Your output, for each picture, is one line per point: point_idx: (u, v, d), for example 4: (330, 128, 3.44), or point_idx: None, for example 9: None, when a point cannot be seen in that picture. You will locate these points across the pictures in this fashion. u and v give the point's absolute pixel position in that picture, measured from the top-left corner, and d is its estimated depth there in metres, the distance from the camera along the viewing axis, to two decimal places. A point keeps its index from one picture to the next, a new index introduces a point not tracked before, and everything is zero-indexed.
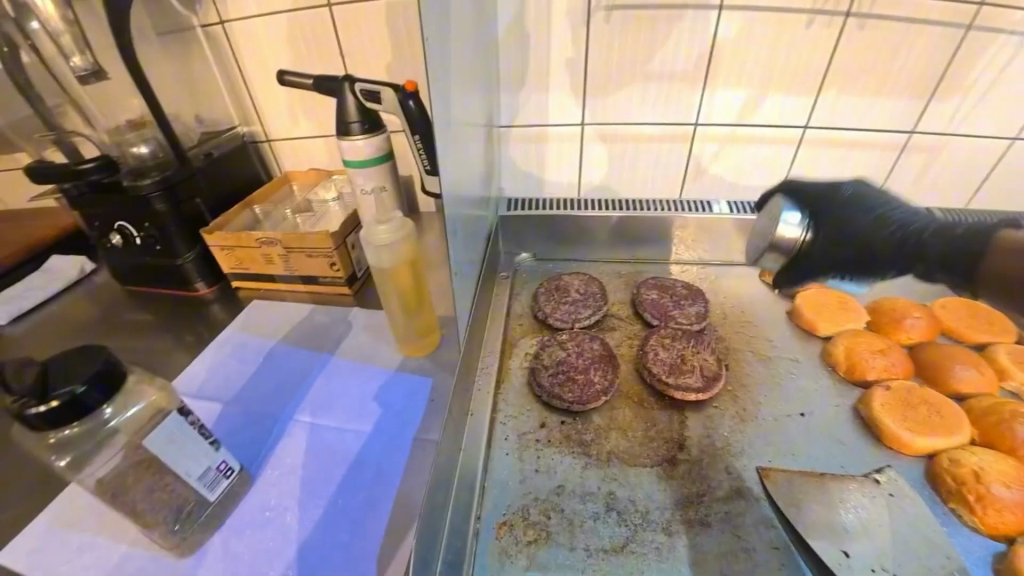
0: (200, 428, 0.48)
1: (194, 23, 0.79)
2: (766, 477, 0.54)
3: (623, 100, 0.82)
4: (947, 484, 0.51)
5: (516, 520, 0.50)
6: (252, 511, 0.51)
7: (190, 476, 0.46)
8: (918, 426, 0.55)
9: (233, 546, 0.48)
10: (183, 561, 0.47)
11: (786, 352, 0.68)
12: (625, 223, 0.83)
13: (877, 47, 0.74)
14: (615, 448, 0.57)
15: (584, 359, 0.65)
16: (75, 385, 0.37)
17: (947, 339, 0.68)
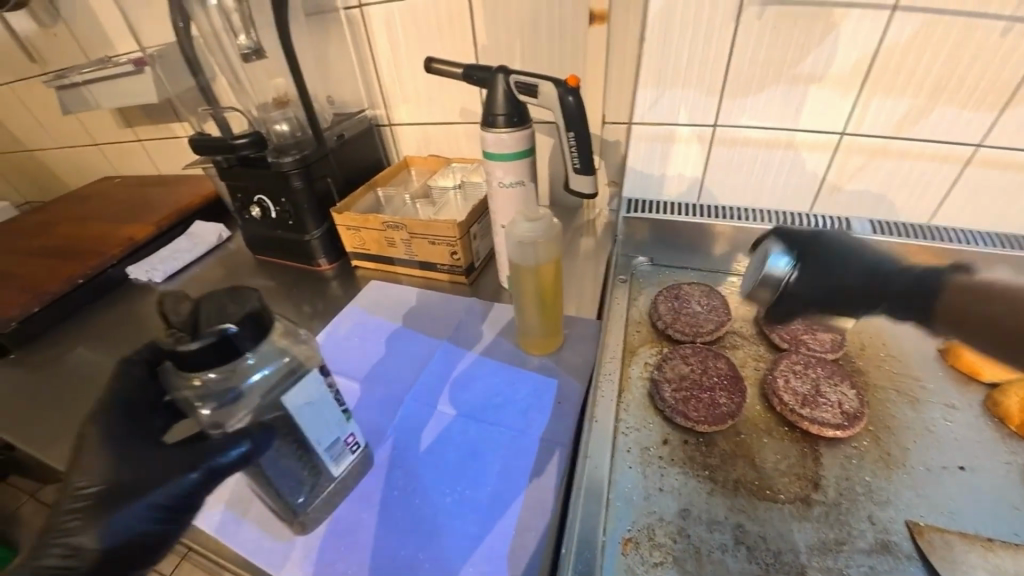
0: (336, 393, 0.49)
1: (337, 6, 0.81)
2: (918, 534, 0.49)
3: (764, 105, 0.76)
4: None
5: (641, 538, 0.48)
6: (381, 489, 0.53)
7: (319, 444, 0.47)
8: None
9: (365, 521, 0.50)
10: (319, 529, 0.50)
11: (941, 396, 0.61)
12: (752, 235, 0.78)
13: None
14: (742, 477, 0.54)
15: (709, 378, 0.62)
16: (226, 325, 0.38)
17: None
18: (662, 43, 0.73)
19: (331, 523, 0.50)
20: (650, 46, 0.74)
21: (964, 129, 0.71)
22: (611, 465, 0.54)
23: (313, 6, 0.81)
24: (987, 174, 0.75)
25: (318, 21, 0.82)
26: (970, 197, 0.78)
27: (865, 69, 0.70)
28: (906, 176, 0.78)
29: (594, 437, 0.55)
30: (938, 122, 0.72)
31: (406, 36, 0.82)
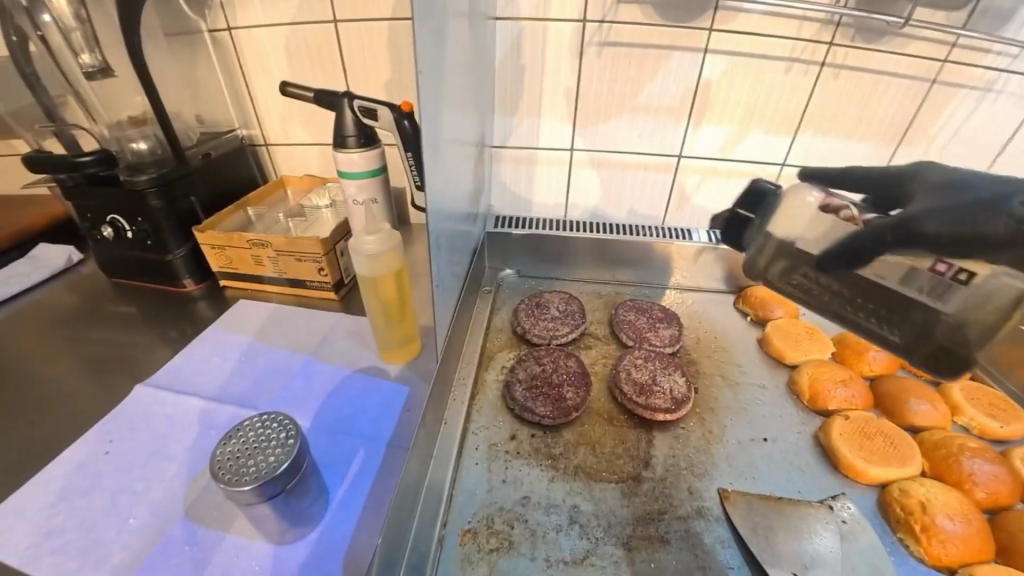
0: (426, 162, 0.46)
1: (202, 27, 0.82)
2: (725, 498, 0.56)
3: (612, 131, 0.86)
4: (895, 514, 0.53)
5: (480, 528, 0.51)
6: (221, 507, 0.52)
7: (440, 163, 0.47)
8: (871, 454, 0.58)
9: (201, 538, 0.49)
10: (146, 552, 0.48)
11: (754, 379, 0.70)
12: (607, 246, 0.85)
13: (853, 94, 0.78)
14: (583, 463, 0.59)
15: (559, 375, 0.66)
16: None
17: (907, 372, 0.71)
18: (517, 72, 0.82)
19: (160, 543, 0.48)
20: (505, 74, 0.82)
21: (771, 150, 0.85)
22: (457, 463, 0.57)
23: (176, 27, 0.81)
24: None
25: (182, 41, 0.82)
26: None
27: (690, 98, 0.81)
28: (733, 192, 0.90)
29: (441, 436, 0.58)
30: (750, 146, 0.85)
31: (276, 59, 0.84)
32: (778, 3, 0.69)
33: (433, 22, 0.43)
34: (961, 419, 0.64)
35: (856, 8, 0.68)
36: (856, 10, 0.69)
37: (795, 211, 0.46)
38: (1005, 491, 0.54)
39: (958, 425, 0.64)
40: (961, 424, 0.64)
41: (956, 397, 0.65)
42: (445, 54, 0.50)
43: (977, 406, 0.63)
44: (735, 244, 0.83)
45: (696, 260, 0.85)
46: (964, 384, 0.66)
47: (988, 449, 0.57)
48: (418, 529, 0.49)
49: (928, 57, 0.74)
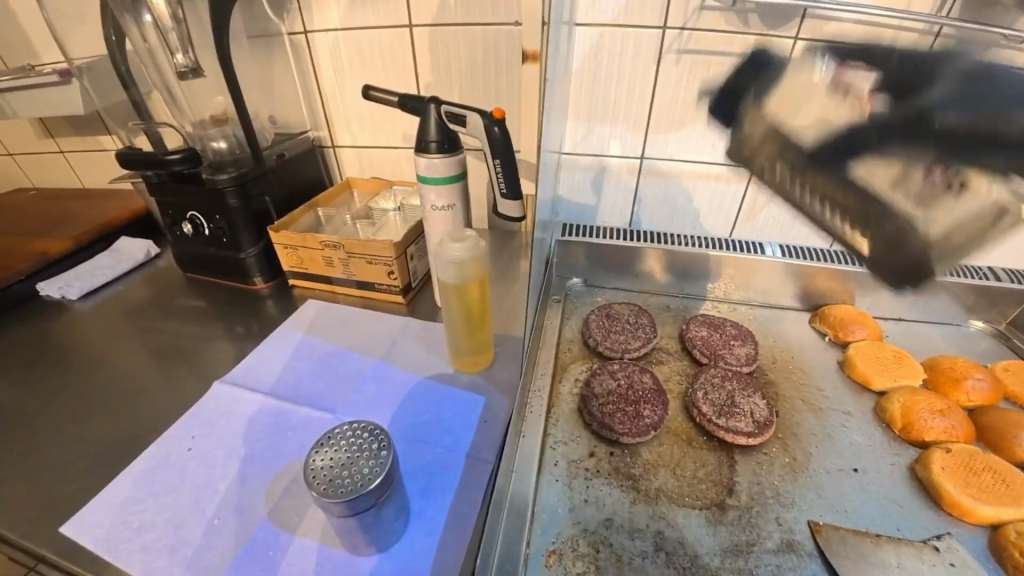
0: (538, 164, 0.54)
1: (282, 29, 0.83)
2: (817, 532, 0.51)
3: (685, 139, 0.83)
4: (1014, 559, 0.49)
5: (565, 549, 0.49)
6: (303, 510, 0.51)
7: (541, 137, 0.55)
8: (982, 492, 0.54)
9: (285, 542, 0.49)
10: (234, 553, 0.48)
11: (839, 405, 0.67)
12: (677, 258, 0.83)
13: None
14: (664, 485, 0.55)
15: (635, 391, 0.63)
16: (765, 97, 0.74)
17: (1010, 404, 0.66)
18: (591, 79, 0.81)
19: (247, 543, 0.48)
20: (579, 81, 0.81)
21: None
22: (536, 478, 0.55)
23: (258, 29, 0.83)
24: None
25: (264, 44, 0.83)
26: None
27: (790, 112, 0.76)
28: None
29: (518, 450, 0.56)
30: None
31: (350, 61, 0.84)
32: (879, 13, 0.66)
33: None
34: None
35: (963, 19, 0.65)
36: (963, 21, 0.65)
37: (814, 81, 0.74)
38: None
39: None
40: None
41: None
42: None
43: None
44: (814, 261, 0.80)
45: (770, 276, 0.82)
46: None
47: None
48: (503, 545, 0.48)
49: None
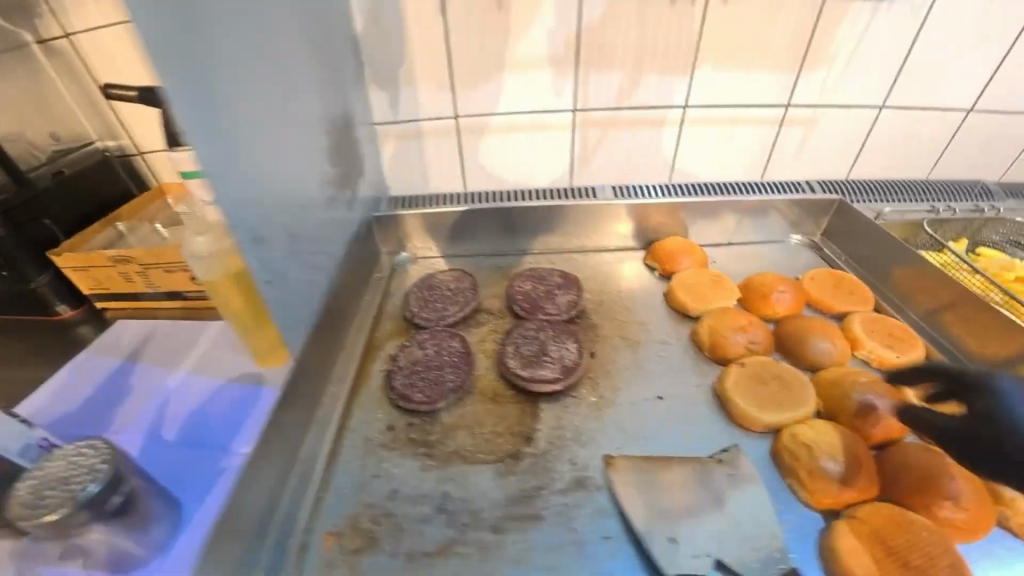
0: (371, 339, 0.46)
1: (25, 36, 0.73)
2: (609, 465, 0.51)
3: (493, 91, 0.82)
4: (783, 461, 0.52)
5: (346, 530, 0.48)
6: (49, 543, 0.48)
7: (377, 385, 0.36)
8: (767, 402, 0.56)
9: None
10: None
11: (657, 335, 0.67)
12: (506, 215, 0.81)
13: (751, 20, 0.77)
14: (459, 447, 0.54)
15: (442, 357, 0.62)
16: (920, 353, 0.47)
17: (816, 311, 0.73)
18: (387, 43, 0.77)
19: None
20: (374, 47, 0.77)
21: (668, 91, 0.82)
22: (330, 463, 0.53)
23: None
24: (703, 132, 0.89)
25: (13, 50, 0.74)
26: (693, 155, 0.91)
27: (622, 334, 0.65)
28: (636, 142, 0.88)
29: (309, 439, 0.55)
30: (644, 93, 0.82)
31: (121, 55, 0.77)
32: None
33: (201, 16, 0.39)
34: (862, 352, 0.65)
35: None
36: None
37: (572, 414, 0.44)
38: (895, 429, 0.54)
39: (859, 359, 0.65)
40: (862, 357, 0.65)
41: (857, 331, 0.66)
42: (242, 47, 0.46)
43: (875, 341, 0.64)
44: (642, 196, 0.80)
45: (601, 219, 0.82)
46: (865, 317, 0.68)
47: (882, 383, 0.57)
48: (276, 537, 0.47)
49: None
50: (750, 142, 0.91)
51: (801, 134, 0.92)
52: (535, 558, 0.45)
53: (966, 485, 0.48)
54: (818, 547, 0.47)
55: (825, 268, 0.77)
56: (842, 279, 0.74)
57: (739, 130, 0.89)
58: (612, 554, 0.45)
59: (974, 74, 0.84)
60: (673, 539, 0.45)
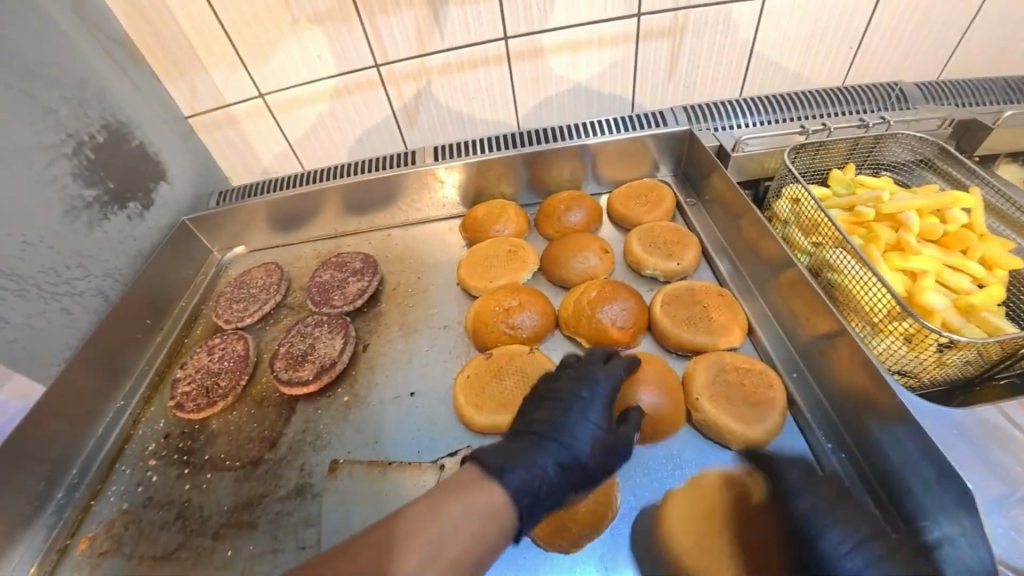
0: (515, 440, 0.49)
1: None
2: (331, 472, 0.50)
3: (286, 58, 0.73)
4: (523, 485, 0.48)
5: (100, 533, 0.52)
6: None
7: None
8: (496, 404, 0.52)
9: None
10: None
11: (440, 320, 0.64)
12: (323, 197, 0.78)
13: None
14: (215, 452, 0.56)
15: (223, 363, 0.63)
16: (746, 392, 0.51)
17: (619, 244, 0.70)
18: (149, 20, 0.68)
19: None
20: (139, 29, 0.69)
21: (477, 24, 0.71)
22: (105, 473, 0.57)
23: None
24: (539, 65, 0.76)
25: None
26: (536, 94, 0.80)
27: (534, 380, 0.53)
28: (461, 90, 0.78)
29: (85, 453, 0.58)
30: (449, 32, 0.72)
31: None
32: None
33: None
34: (648, 270, 0.64)
35: None
36: None
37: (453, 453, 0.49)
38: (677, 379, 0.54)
39: (648, 275, 0.65)
40: (650, 273, 0.65)
41: (638, 252, 0.65)
42: None
43: (655, 255, 0.64)
44: (463, 156, 0.76)
45: (419, 185, 0.77)
46: (649, 235, 0.67)
47: (620, 296, 0.58)
48: (34, 542, 0.52)
49: None
50: (602, 70, 0.77)
51: (668, 52, 0.76)
52: (239, 565, 0.47)
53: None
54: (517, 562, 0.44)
55: (631, 188, 0.73)
56: (666, 224, 0.68)
57: (585, 58, 0.75)
58: (305, 561, 0.46)
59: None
60: None
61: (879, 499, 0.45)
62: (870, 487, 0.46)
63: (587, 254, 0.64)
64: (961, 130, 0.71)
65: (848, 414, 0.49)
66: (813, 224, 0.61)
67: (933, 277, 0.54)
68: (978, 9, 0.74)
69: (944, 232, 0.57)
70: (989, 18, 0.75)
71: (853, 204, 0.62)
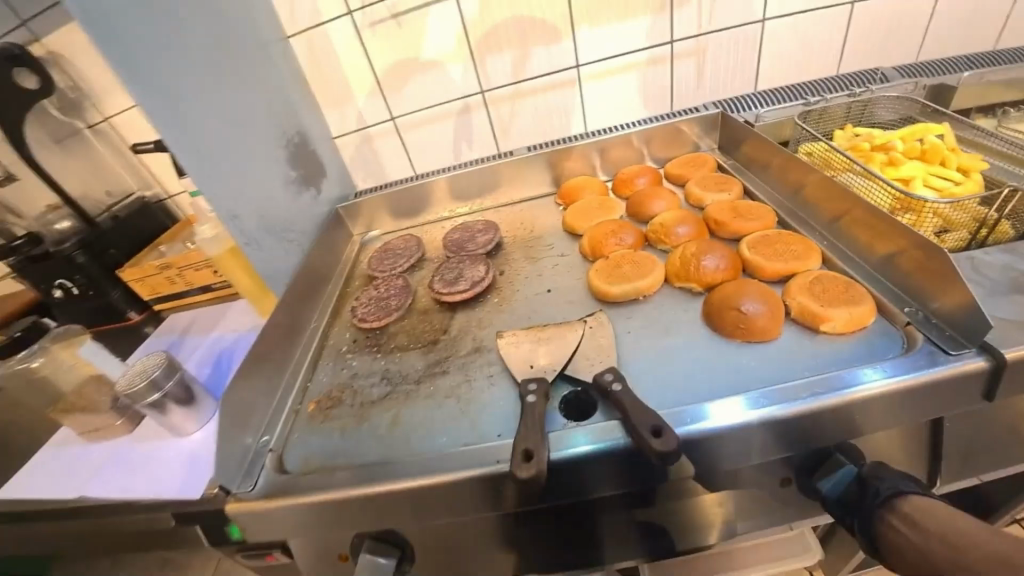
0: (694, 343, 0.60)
1: (82, 126, 0.98)
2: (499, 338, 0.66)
3: (418, 89, 1.01)
4: (714, 325, 0.62)
5: (327, 397, 0.70)
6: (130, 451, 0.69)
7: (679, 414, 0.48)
8: (619, 279, 0.69)
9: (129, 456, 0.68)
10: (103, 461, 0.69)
11: (554, 251, 0.83)
12: (447, 184, 1.02)
13: None
14: (401, 342, 0.75)
15: (391, 292, 0.83)
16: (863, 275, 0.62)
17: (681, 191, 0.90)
18: (328, 67, 0.97)
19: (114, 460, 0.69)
20: (318, 74, 0.98)
21: (555, 56, 0.98)
22: (316, 366, 0.75)
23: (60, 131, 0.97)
24: (601, 82, 1.02)
25: (71, 141, 0.98)
26: (599, 104, 1.05)
27: (635, 269, 0.70)
28: (542, 105, 1.04)
29: (298, 356, 0.77)
30: (536, 63, 0.99)
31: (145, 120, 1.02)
32: None
33: (174, 101, 0.64)
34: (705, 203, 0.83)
35: None
36: None
37: (598, 320, 0.65)
38: (739, 261, 0.68)
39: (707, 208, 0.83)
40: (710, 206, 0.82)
41: (695, 192, 0.84)
42: (207, 105, 0.70)
43: (712, 192, 0.82)
44: (550, 148, 1.00)
45: (516, 171, 1.01)
46: (702, 180, 0.85)
47: (688, 219, 0.76)
48: (282, 406, 0.69)
49: None
50: (647, 83, 1.03)
51: (695, 66, 1.01)
52: (443, 394, 0.64)
53: (753, 309, 0.60)
54: (653, 381, 0.58)
55: (682, 157, 0.93)
56: (714, 174, 0.86)
57: (634, 75, 1.02)
58: (494, 381, 0.63)
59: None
60: (528, 365, 0.61)
61: (904, 299, 0.60)
62: (897, 294, 0.61)
63: (659, 197, 0.83)
64: (937, 96, 0.94)
65: (871, 256, 0.65)
66: (827, 160, 0.82)
67: (919, 179, 0.74)
68: (929, 19, 0.99)
69: (926, 148, 0.77)
70: (936, 23, 1.00)
71: (855, 143, 0.83)
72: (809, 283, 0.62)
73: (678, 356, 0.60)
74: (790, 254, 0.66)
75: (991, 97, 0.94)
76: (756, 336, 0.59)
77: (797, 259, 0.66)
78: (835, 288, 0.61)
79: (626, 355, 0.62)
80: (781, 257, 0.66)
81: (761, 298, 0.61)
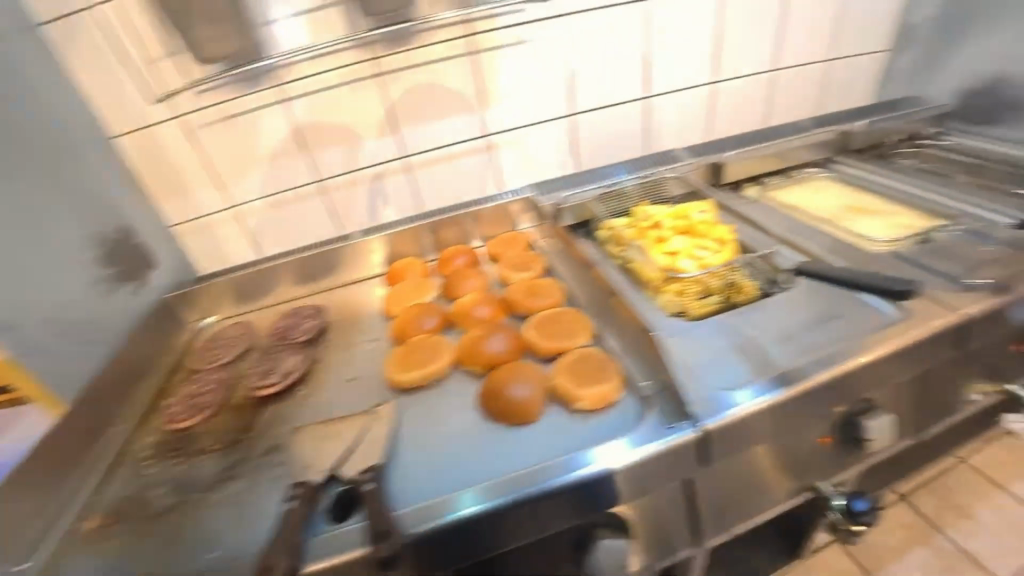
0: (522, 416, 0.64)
1: None
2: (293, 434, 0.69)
3: (254, 180, 1.03)
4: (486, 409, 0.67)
5: (110, 512, 0.67)
6: None
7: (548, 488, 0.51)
8: (411, 366, 0.75)
9: None
10: None
11: (374, 336, 0.87)
12: (286, 268, 1.04)
13: (424, 90, 1.03)
14: (202, 443, 0.74)
15: (205, 387, 0.83)
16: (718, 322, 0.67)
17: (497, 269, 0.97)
18: (155, 161, 0.98)
19: None
20: (146, 168, 0.99)
21: (385, 148, 1.07)
22: (109, 475, 0.72)
23: None
24: (433, 168, 1.11)
25: None
26: (435, 187, 1.14)
27: (430, 354, 0.76)
28: (380, 191, 1.11)
29: (92, 465, 0.73)
30: (368, 154, 1.07)
31: None
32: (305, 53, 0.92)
33: None
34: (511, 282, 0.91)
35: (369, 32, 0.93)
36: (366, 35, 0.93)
37: (387, 412, 0.69)
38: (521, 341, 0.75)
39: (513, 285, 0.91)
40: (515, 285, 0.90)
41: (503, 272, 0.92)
42: None
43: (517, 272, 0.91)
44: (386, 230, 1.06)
45: (356, 254, 1.05)
46: (511, 259, 0.94)
47: (487, 301, 0.84)
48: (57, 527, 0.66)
49: (450, 47, 1.00)
50: (476, 169, 1.14)
51: (516, 153, 1.14)
52: (226, 500, 0.64)
53: (518, 391, 0.66)
54: (424, 471, 0.62)
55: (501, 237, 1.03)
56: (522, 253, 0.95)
57: (463, 162, 1.12)
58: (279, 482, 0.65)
59: (622, 76, 1.11)
60: (310, 464, 0.63)
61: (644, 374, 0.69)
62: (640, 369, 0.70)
63: (471, 279, 0.91)
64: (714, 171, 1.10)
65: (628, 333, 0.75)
66: (615, 240, 0.92)
67: (683, 254, 0.85)
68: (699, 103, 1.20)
69: (689, 227, 0.89)
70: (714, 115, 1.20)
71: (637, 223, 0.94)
72: (570, 363, 0.69)
73: (453, 443, 0.65)
74: (562, 333, 0.74)
75: (759, 168, 1.14)
76: (518, 418, 0.65)
77: (565, 338, 0.73)
78: (588, 365, 0.68)
79: (409, 446, 0.66)
80: (553, 336, 0.74)
81: (526, 381, 0.67)
